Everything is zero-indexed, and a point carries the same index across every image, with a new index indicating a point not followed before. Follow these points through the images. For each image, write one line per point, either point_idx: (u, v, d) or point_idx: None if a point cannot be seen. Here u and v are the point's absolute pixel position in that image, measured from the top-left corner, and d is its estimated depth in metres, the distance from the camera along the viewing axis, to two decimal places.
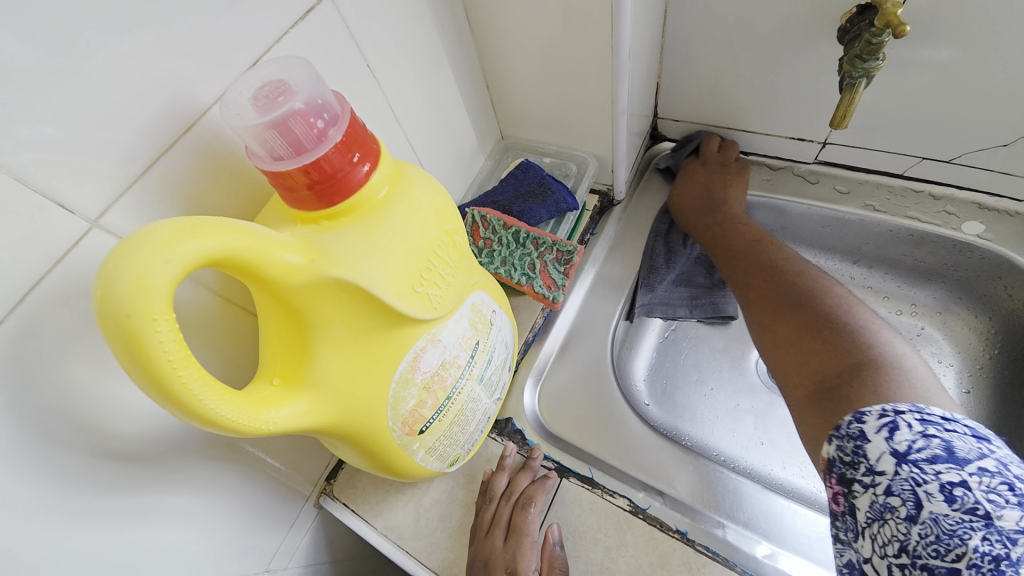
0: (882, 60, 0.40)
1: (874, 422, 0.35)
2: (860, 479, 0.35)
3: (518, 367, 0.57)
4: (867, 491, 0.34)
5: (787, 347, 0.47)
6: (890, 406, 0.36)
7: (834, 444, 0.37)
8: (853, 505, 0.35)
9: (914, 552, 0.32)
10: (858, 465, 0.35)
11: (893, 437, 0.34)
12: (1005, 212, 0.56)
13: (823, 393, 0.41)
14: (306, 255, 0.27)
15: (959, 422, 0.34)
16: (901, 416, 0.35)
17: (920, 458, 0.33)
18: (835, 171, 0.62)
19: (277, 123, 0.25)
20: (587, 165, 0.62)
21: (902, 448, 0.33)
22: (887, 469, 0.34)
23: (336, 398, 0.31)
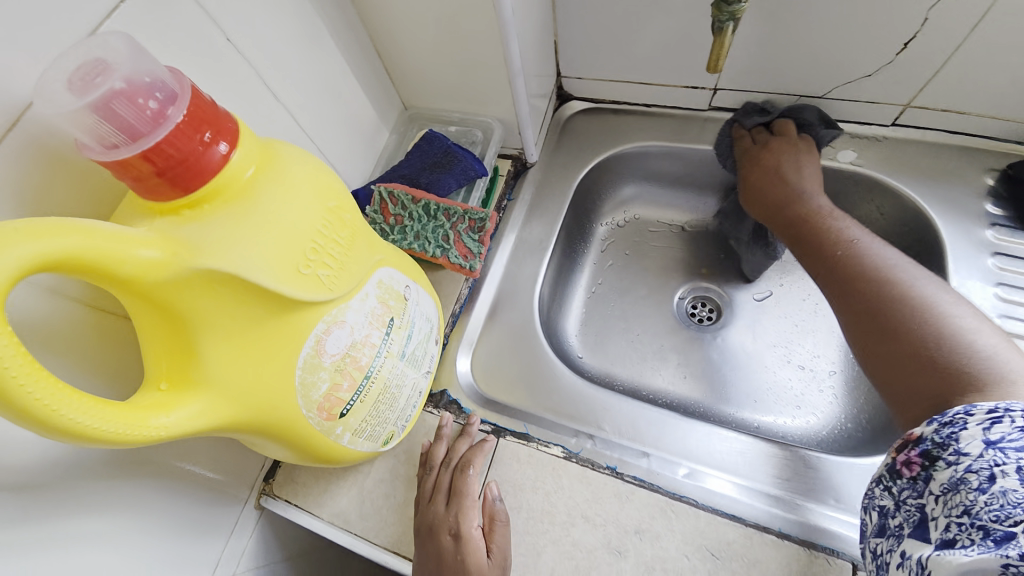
0: (744, 2, 0.42)
1: (982, 413, 0.33)
2: (944, 457, 0.34)
3: (449, 339, 0.57)
4: (949, 467, 0.33)
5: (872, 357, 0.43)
6: (1003, 402, 0.33)
7: (930, 424, 0.35)
8: (928, 475, 0.35)
9: (976, 514, 0.31)
10: (945, 445, 0.34)
11: (990, 429, 0.32)
12: (873, 138, 0.62)
13: (922, 395, 0.39)
14: (166, 249, 0.26)
15: None
16: (1013, 412, 0.32)
17: (1010, 447, 0.32)
18: (726, 116, 0.66)
19: (100, 106, 0.23)
20: (492, 130, 0.61)
21: (994, 438, 0.32)
22: (972, 450, 0.32)
23: (235, 394, 0.30)
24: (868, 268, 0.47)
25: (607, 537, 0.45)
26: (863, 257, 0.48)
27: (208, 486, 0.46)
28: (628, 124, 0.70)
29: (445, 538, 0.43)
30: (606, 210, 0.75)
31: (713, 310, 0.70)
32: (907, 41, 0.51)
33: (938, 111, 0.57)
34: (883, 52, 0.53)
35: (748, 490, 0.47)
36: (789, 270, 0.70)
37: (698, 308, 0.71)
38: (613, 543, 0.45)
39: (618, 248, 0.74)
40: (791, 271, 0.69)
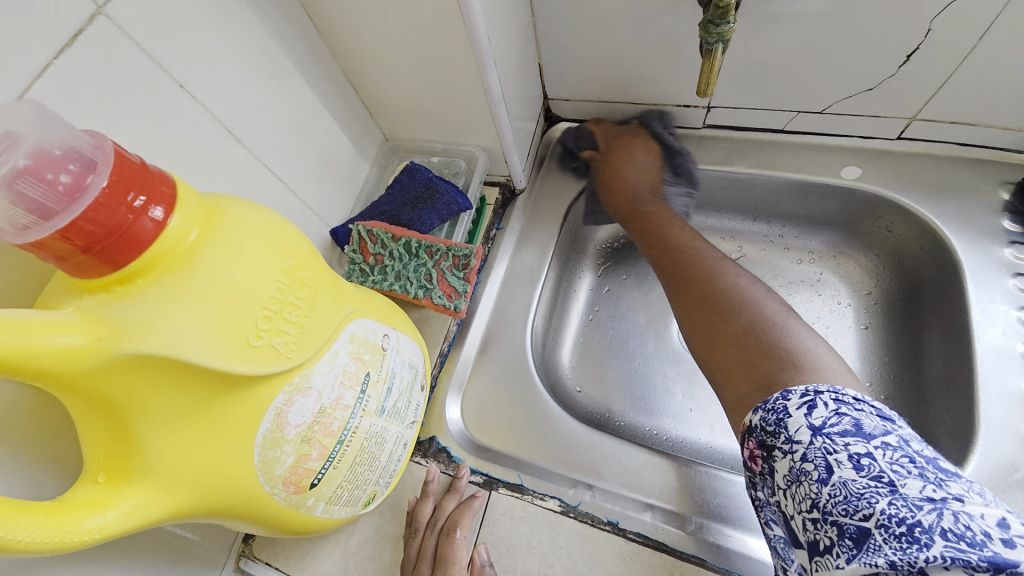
0: (734, 23, 0.40)
1: (797, 399, 0.34)
2: (779, 446, 0.33)
3: (438, 381, 0.54)
4: (786, 456, 0.33)
5: (710, 346, 0.45)
6: (811, 386, 0.35)
7: (758, 414, 0.36)
8: (772, 467, 0.34)
9: (825, 509, 0.30)
10: (778, 434, 0.34)
11: (810, 413, 0.33)
12: (877, 152, 0.58)
13: (751, 369, 0.40)
14: (91, 333, 0.23)
15: (869, 402, 0.34)
16: (821, 395, 0.34)
17: (834, 432, 0.32)
18: (723, 134, 0.63)
19: (3, 188, 0.21)
20: (475, 160, 0.59)
21: (818, 423, 0.32)
22: (802, 438, 0.32)
23: (183, 481, 0.27)
24: (725, 269, 0.50)
25: None
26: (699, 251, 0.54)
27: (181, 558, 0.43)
28: None
29: None
30: (600, 233, 0.72)
31: None
32: (909, 53, 0.48)
33: (946, 123, 0.54)
34: (883, 65, 0.50)
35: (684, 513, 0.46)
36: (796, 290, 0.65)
37: None
38: None
39: (613, 273, 0.71)
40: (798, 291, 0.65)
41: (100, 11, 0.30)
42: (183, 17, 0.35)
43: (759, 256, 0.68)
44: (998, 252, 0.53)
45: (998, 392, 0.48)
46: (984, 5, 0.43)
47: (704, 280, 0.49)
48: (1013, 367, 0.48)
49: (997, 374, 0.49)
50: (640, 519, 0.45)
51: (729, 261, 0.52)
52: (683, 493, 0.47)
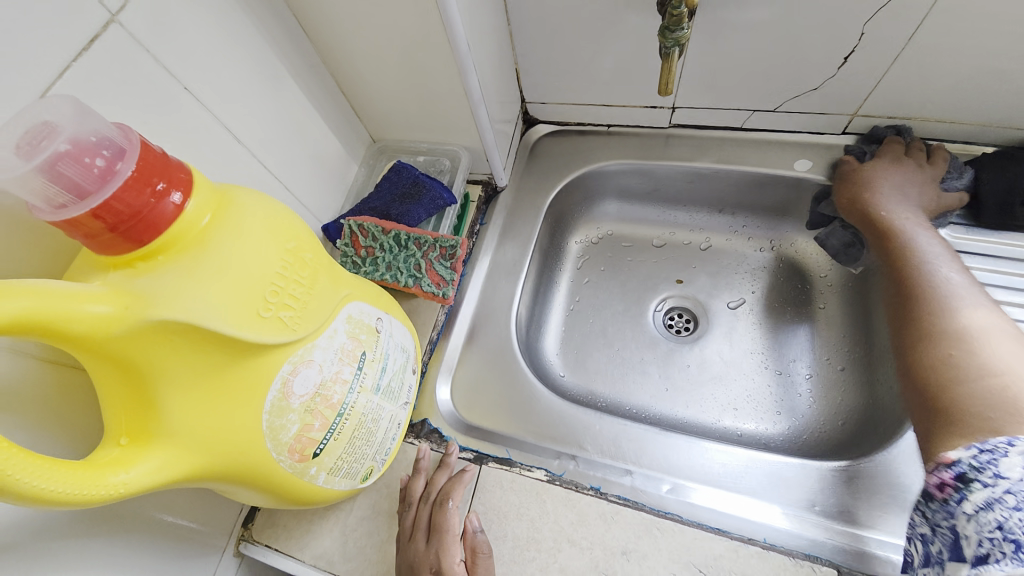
0: (688, 29, 0.45)
1: None
2: (981, 479, 0.32)
3: (428, 366, 0.57)
4: (985, 488, 0.32)
5: (904, 371, 0.44)
6: (1003, 439, 0.33)
7: (969, 450, 0.34)
8: (961, 496, 0.33)
9: (1008, 528, 0.30)
10: (983, 469, 0.32)
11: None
12: (825, 146, 0.64)
13: (936, 414, 0.39)
14: (119, 303, 0.25)
15: None
16: None
17: None
18: (687, 133, 0.68)
19: (45, 169, 0.24)
20: (458, 158, 0.63)
21: None
22: (1011, 474, 0.31)
23: (198, 444, 0.30)
24: (923, 286, 0.48)
25: (595, 560, 0.44)
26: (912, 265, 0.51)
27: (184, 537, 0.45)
28: (594, 144, 0.72)
29: None
30: (578, 228, 0.76)
31: (690, 321, 0.71)
32: (847, 55, 0.54)
33: (884, 118, 0.60)
34: (825, 67, 0.56)
35: (725, 500, 0.48)
36: (758, 277, 0.71)
37: (675, 320, 0.71)
38: (600, 566, 0.44)
39: (593, 265, 0.75)
40: (761, 277, 0.71)
41: (114, 19, 0.33)
42: (186, 24, 0.37)
43: (724, 246, 0.73)
44: None
45: None
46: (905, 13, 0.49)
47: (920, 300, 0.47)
48: None
49: None
50: (770, 526, 0.46)
51: (942, 269, 0.49)
52: (812, 501, 0.47)
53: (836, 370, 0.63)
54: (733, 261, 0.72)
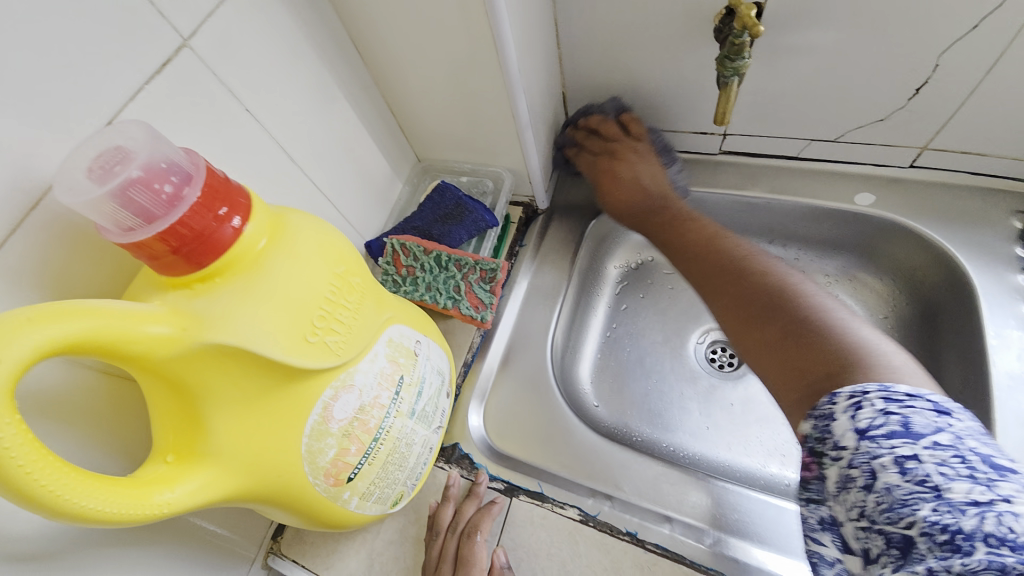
0: (749, 58, 0.44)
1: (845, 401, 0.32)
2: (826, 452, 0.32)
3: (461, 389, 0.56)
4: (835, 463, 0.32)
5: (760, 350, 0.42)
6: (857, 386, 0.33)
7: (809, 421, 0.34)
8: (824, 474, 0.33)
9: (872, 517, 0.30)
10: (824, 438, 0.33)
11: (857, 415, 0.31)
12: (889, 180, 0.61)
13: (805, 371, 0.37)
14: (177, 324, 0.26)
15: (924, 396, 0.31)
16: (869, 395, 0.32)
17: (879, 434, 0.30)
18: (738, 161, 0.66)
19: (117, 194, 0.24)
20: (502, 180, 0.62)
21: (863, 426, 0.31)
22: (847, 443, 0.31)
23: (240, 464, 0.30)
24: (754, 264, 0.48)
25: None
26: (723, 249, 0.52)
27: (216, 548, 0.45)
28: None
29: None
30: (618, 253, 0.74)
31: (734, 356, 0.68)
32: (917, 87, 0.51)
33: (956, 153, 0.56)
34: (893, 97, 0.53)
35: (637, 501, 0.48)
36: None
37: (719, 354, 0.68)
38: None
39: (631, 292, 0.73)
40: None
41: (186, 44, 0.34)
42: (251, 48, 0.39)
43: None
44: (1013, 279, 0.54)
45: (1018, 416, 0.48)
46: (987, 43, 0.46)
47: (742, 278, 0.47)
48: None
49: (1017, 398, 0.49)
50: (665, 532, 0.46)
51: (767, 254, 0.50)
52: (705, 509, 0.48)
53: None
54: None
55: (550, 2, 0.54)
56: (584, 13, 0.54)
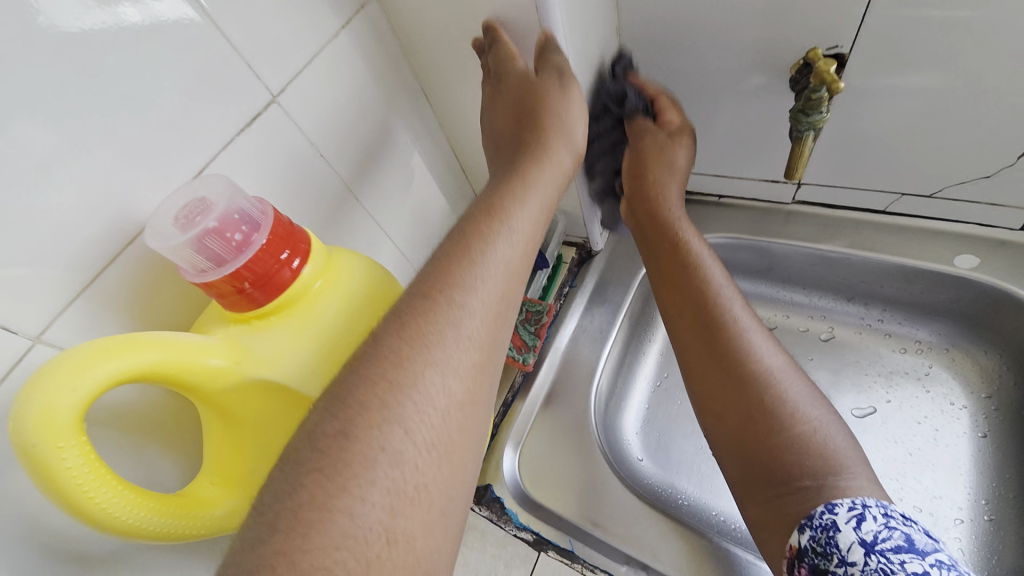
0: (826, 113, 0.41)
1: (845, 512, 0.33)
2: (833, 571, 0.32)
3: (499, 429, 0.56)
4: None
5: (715, 393, 0.42)
6: (859, 498, 0.33)
7: (805, 533, 0.34)
8: None
9: None
10: (829, 555, 0.32)
11: (860, 527, 0.32)
12: (996, 242, 0.53)
13: (773, 468, 0.37)
14: (232, 357, 0.28)
15: (914, 516, 0.33)
16: (868, 508, 0.33)
17: (887, 549, 0.31)
18: (813, 211, 0.61)
19: (194, 242, 0.27)
20: (556, 223, 0.63)
21: (869, 538, 0.31)
22: (856, 559, 0.31)
23: None
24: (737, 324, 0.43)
25: None
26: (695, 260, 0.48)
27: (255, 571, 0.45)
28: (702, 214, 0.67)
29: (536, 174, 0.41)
30: None
31: None
32: None
33: None
34: (1001, 153, 0.47)
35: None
36: (898, 382, 0.59)
37: None
38: None
39: None
40: (901, 384, 0.59)
41: (274, 100, 0.38)
42: (329, 100, 0.42)
43: (857, 344, 0.62)
44: None
45: None
46: None
47: (721, 338, 0.43)
48: None
49: None
50: None
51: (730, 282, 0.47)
52: None
53: (988, 523, 0.51)
54: (863, 359, 0.61)
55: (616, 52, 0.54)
56: (650, 61, 0.54)
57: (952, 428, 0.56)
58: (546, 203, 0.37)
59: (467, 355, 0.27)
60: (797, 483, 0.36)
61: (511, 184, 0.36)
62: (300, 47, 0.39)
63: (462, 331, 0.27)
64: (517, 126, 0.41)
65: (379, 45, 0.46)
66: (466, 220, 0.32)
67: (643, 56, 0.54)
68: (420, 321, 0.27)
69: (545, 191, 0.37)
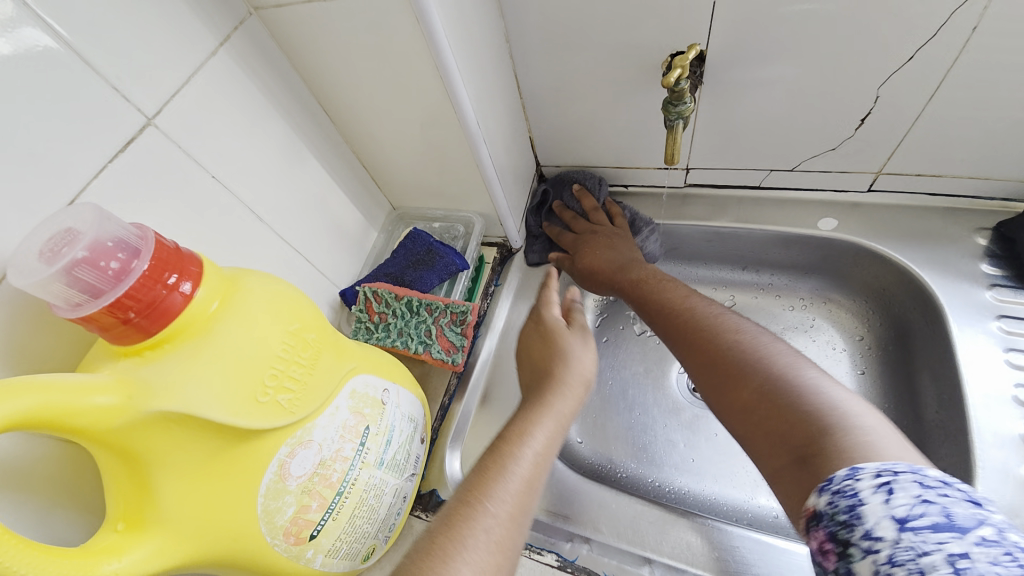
0: (691, 104, 0.46)
1: (871, 480, 0.26)
2: (857, 542, 0.25)
3: (438, 434, 0.57)
4: (866, 556, 0.24)
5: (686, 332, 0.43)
6: (885, 465, 0.27)
7: (823, 496, 0.27)
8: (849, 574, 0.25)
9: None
10: (853, 524, 0.25)
11: (890, 500, 0.25)
12: (849, 205, 0.62)
13: (777, 429, 0.33)
14: (123, 394, 0.27)
15: (953, 486, 0.25)
16: (901, 476, 0.26)
17: (921, 526, 0.24)
18: (704, 193, 0.68)
19: (63, 274, 0.26)
20: (472, 225, 0.64)
21: (901, 516, 0.24)
22: (883, 534, 0.24)
23: (191, 528, 0.30)
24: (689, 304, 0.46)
25: None
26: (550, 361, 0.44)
27: None
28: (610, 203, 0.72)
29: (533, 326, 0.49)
30: None
31: None
32: (863, 117, 0.53)
33: (912, 175, 0.58)
34: (842, 127, 0.55)
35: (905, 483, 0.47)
36: (790, 336, 0.67)
37: None
38: None
39: (611, 324, 0.74)
40: (793, 336, 0.67)
41: (150, 122, 0.36)
42: (218, 119, 0.41)
43: (754, 304, 0.70)
44: (978, 295, 0.54)
45: (992, 434, 0.48)
46: (922, 77, 0.48)
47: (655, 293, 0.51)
48: (1006, 409, 0.48)
49: (990, 416, 0.48)
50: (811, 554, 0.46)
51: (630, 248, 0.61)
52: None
53: None
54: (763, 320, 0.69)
55: (509, 58, 0.57)
56: (540, 64, 0.57)
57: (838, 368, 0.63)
58: (560, 429, 0.38)
59: (482, 556, 0.29)
60: (809, 434, 0.31)
61: (526, 414, 0.38)
62: (177, 65, 0.37)
63: (487, 526, 0.30)
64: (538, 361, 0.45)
65: (265, 59, 0.45)
66: (500, 441, 0.36)
67: (534, 61, 0.57)
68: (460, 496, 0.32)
69: (557, 419, 0.38)
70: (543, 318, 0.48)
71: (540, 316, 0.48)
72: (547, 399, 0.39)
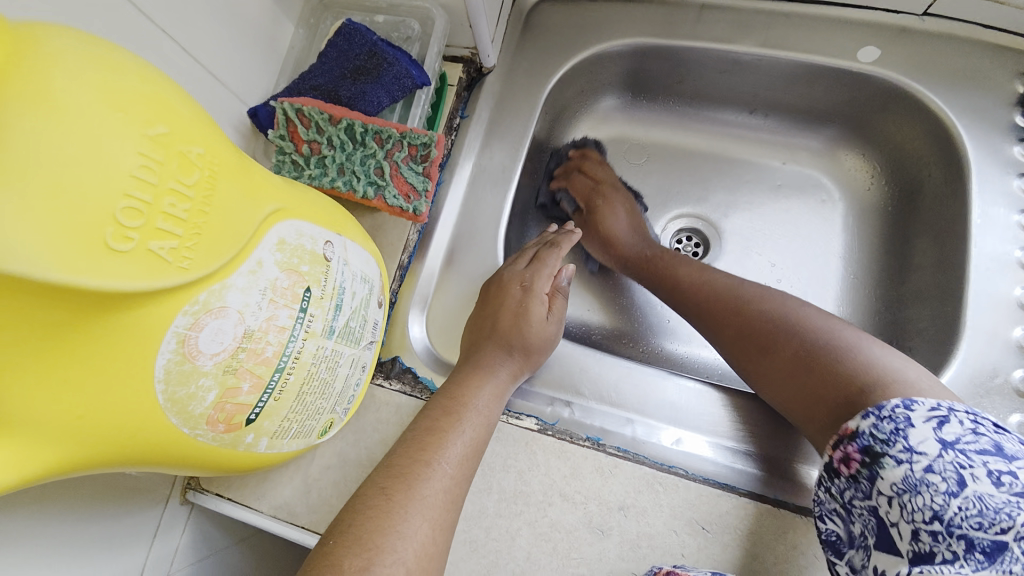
0: None
1: (924, 411, 0.29)
2: (891, 453, 0.28)
3: (398, 295, 0.49)
4: (900, 465, 0.28)
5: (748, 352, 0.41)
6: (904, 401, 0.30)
7: (867, 419, 0.30)
8: (872, 473, 0.29)
9: (949, 520, 0.26)
10: (890, 440, 0.28)
11: (941, 428, 0.28)
12: (897, 31, 0.51)
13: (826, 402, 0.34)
14: None
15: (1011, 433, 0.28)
16: (955, 412, 0.29)
17: (969, 448, 0.27)
18: (729, 4, 0.54)
19: None
20: (431, 21, 0.46)
21: (949, 438, 0.27)
22: (927, 449, 0.27)
23: (55, 430, 0.21)
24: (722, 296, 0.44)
25: (588, 515, 0.40)
26: (508, 300, 0.44)
27: (120, 495, 0.37)
28: (609, 13, 0.56)
29: (515, 286, 0.45)
30: (582, 128, 0.63)
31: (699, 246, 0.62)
32: None
33: None
34: None
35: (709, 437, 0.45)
36: (788, 192, 0.61)
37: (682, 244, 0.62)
38: (594, 522, 0.40)
39: None
40: (791, 193, 0.61)
41: None
42: None
43: (750, 156, 0.62)
44: (1007, 150, 0.49)
45: (982, 297, 0.46)
46: None
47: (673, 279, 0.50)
48: (1002, 271, 0.47)
49: (985, 280, 0.47)
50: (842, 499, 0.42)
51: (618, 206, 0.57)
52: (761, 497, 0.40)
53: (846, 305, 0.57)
54: (756, 177, 0.62)
55: None
56: None
57: (824, 227, 0.60)
58: (500, 392, 0.40)
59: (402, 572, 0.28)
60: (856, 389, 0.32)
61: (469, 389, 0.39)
62: None
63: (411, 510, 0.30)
64: (509, 292, 0.45)
65: None
66: (437, 411, 0.37)
67: None
68: (413, 466, 0.32)
69: (481, 419, 0.37)
70: (525, 313, 0.43)
71: (528, 286, 0.45)
72: (484, 384, 0.40)
